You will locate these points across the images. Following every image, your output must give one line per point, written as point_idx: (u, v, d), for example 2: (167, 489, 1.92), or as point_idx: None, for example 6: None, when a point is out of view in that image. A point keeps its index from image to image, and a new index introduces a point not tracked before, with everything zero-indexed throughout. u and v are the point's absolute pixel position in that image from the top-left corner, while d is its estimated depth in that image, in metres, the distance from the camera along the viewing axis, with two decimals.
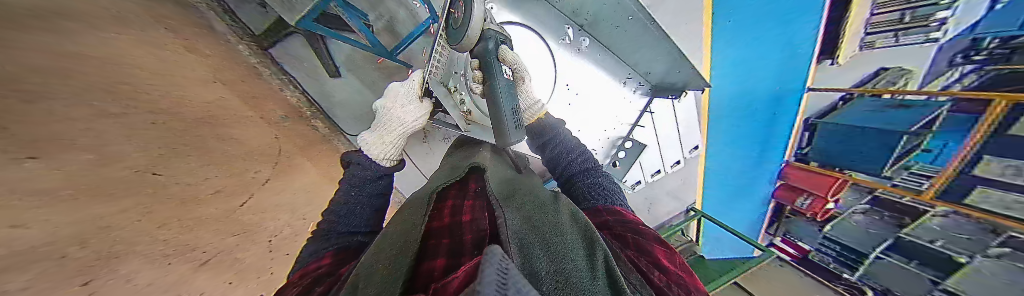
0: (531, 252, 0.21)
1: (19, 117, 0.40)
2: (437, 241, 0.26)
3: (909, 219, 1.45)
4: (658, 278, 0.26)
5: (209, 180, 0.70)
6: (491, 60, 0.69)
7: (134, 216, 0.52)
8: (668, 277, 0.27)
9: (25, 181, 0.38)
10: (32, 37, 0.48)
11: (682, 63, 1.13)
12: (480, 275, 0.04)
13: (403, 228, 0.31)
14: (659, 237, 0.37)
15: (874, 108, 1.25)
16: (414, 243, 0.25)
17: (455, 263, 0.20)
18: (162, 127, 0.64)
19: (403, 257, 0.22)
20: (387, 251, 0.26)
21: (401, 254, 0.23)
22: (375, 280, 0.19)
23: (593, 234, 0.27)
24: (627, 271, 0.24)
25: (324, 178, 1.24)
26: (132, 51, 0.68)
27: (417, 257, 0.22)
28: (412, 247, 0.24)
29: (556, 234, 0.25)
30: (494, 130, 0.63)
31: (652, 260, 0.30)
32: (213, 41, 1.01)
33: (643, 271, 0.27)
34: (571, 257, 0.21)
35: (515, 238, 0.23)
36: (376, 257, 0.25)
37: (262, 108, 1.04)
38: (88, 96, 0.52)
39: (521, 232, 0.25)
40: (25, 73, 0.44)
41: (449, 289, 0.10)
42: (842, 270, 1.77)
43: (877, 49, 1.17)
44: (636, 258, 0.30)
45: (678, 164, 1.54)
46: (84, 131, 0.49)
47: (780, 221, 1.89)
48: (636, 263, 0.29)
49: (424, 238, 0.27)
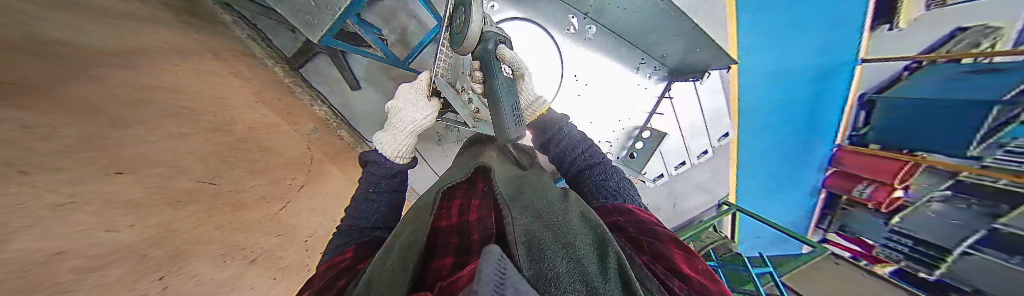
0: (539, 253, 0.21)
1: (98, 141, 0.49)
2: (445, 240, 0.27)
3: (1007, 207, 1.11)
4: (676, 284, 0.23)
5: (255, 188, 0.79)
6: (491, 62, 0.70)
7: (197, 220, 0.60)
8: (688, 284, 0.24)
9: (107, 195, 0.46)
10: (99, 76, 0.57)
11: (700, 39, 1.02)
12: (480, 274, 0.04)
13: (413, 226, 0.32)
14: (677, 239, 0.34)
15: (954, 77, 1.02)
16: (424, 239, 0.26)
17: (463, 261, 0.20)
18: (217, 143, 0.73)
19: (413, 252, 0.23)
20: (399, 247, 0.27)
21: (413, 246, 0.25)
22: (387, 274, 0.20)
23: (604, 234, 0.26)
24: (642, 275, 0.23)
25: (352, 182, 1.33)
26: (192, 78, 0.80)
27: (427, 255, 0.23)
28: (422, 241, 0.25)
29: (566, 235, 0.24)
30: (493, 125, 0.62)
31: (669, 266, 0.28)
32: (254, 66, 1.13)
33: (660, 278, 0.25)
34: (581, 258, 0.20)
35: (522, 238, 0.23)
36: (390, 253, 0.27)
37: (296, 121, 1.14)
38: (156, 121, 0.61)
39: (529, 233, 0.25)
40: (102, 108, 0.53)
41: (457, 288, 0.10)
42: (915, 269, 1.48)
43: (949, 6, 0.98)
44: (651, 264, 0.28)
45: (706, 154, 1.43)
46: (155, 150, 0.57)
47: (835, 213, 1.68)
48: (651, 270, 0.26)
49: (432, 236, 0.28)
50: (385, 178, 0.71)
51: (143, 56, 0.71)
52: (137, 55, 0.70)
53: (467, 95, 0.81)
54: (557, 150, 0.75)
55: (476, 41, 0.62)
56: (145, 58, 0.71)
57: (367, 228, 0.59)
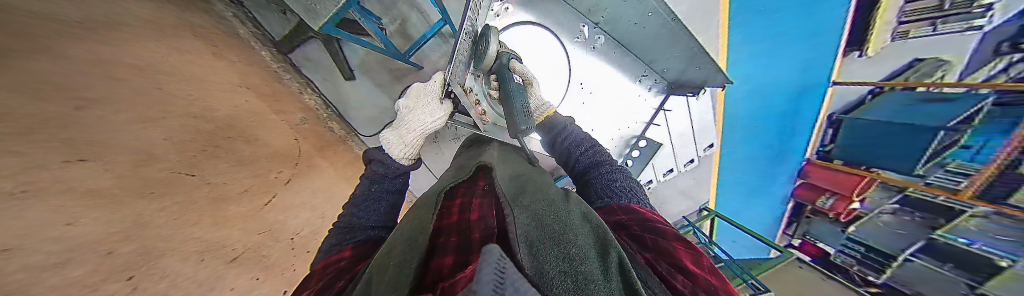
0: (542, 253, 0.21)
1: (49, 126, 0.44)
2: (447, 238, 0.27)
3: (943, 221, 1.31)
4: (680, 281, 0.25)
5: (237, 180, 0.73)
6: (506, 74, 0.73)
7: (169, 215, 0.55)
8: (693, 280, 0.25)
9: (58, 186, 0.41)
10: (54, 53, 0.51)
11: (701, 59, 1.08)
12: (479, 272, 0.04)
13: (411, 226, 0.32)
14: (682, 237, 0.36)
15: (907, 102, 1.16)
16: (424, 238, 0.26)
17: (465, 260, 0.20)
18: (195, 131, 0.67)
19: (412, 252, 0.22)
20: (398, 247, 0.27)
21: (413, 246, 0.24)
22: (388, 274, 0.20)
23: (605, 234, 0.27)
24: (646, 276, 0.24)
25: (342, 177, 1.27)
26: (169, 58, 0.73)
27: (427, 254, 0.22)
28: (422, 240, 0.25)
29: (569, 234, 0.25)
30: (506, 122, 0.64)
31: (673, 262, 0.29)
32: (240, 48, 1.05)
33: (663, 275, 0.26)
34: (584, 258, 0.21)
35: (524, 237, 0.24)
36: (388, 253, 0.26)
37: (284, 111, 1.08)
38: (125, 104, 0.56)
39: (531, 232, 0.25)
40: (56, 87, 0.47)
41: (459, 288, 0.10)
42: (865, 273, 1.63)
43: (911, 39, 1.06)
44: (656, 262, 0.29)
45: (693, 162, 1.50)
46: (121, 136, 0.52)
47: (798, 222, 1.78)
48: (655, 268, 0.28)
49: (433, 235, 0.27)
50: (392, 177, 0.71)
51: (110, 33, 0.64)
52: (99, 30, 0.63)
53: (475, 95, 0.77)
54: (563, 149, 0.76)
55: (492, 60, 0.73)
56: (111, 34, 0.64)
57: (369, 226, 0.57)
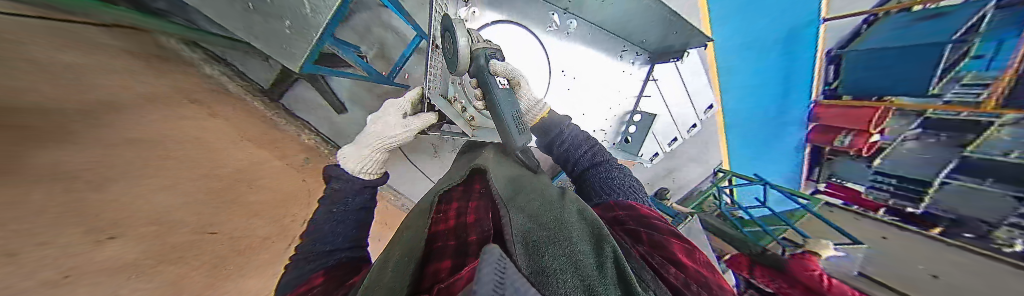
0: (541, 253, 0.21)
1: (90, 206, 0.46)
2: (443, 242, 0.27)
3: (971, 135, 1.24)
4: (673, 274, 0.25)
5: (249, 232, 0.77)
6: (486, 77, 0.63)
7: (199, 276, 0.59)
8: (685, 273, 0.25)
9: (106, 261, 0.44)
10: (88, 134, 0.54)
11: (675, 23, 1.04)
12: (481, 270, 0.04)
13: (410, 234, 0.32)
14: (676, 231, 0.36)
15: (906, 24, 1.14)
16: (421, 244, 0.26)
17: (461, 264, 0.21)
18: (208, 192, 0.71)
19: (410, 260, 0.23)
20: (394, 256, 0.27)
21: (410, 254, 0.25)
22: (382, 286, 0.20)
23: (599, 229, 0.27)
24: (639, 268, 0.24)
25: None
26: (173, 125, 0.76)
27: (423, 260, 0.23)
28: (419, 247, 0.26)
29: (564, 232, 0.25)
30: (499, 131, 0.62)
31: (667, 256, 0.29)
32: (233, 103, 1.09)
33: (656, 268, 0.26)
34: (581, 256, 0.21)
35: (520, 238, 0.24)
36: (386, 262, 0.27)
37: (286, 155, 1.11)
38: (145, 176, 0.59)
39: (526, 232, 0.25)
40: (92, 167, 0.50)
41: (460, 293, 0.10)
42: (902, 206, 1.56)
43: None
44: (648, 254, 0.29)
45: (695, 127, 1.47)
46: (148, 207, 0.55)
47: (821, 164, 1.74)
48: (648, 261, 0.28)
49: (429, 240, 0.28)
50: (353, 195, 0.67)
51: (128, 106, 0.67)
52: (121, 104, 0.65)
53: (460, 103, 0.80)
54: (558, 149, 0.76)
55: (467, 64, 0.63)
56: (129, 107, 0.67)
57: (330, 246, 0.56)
